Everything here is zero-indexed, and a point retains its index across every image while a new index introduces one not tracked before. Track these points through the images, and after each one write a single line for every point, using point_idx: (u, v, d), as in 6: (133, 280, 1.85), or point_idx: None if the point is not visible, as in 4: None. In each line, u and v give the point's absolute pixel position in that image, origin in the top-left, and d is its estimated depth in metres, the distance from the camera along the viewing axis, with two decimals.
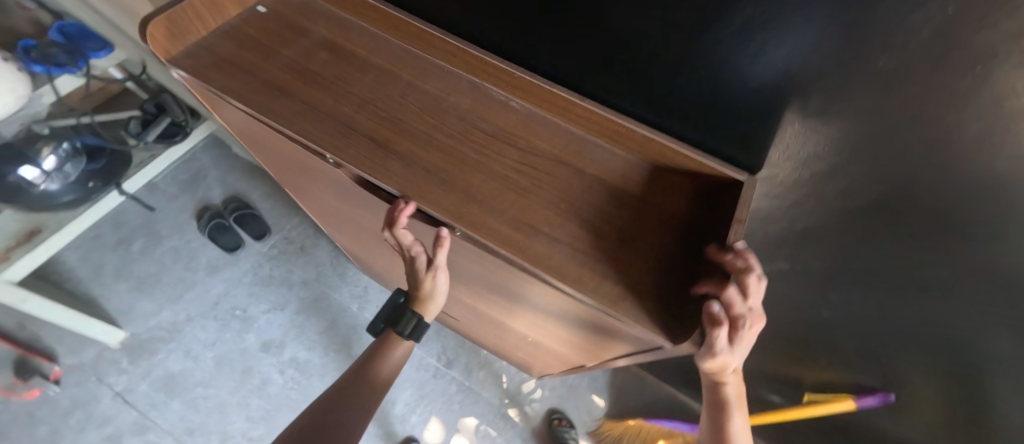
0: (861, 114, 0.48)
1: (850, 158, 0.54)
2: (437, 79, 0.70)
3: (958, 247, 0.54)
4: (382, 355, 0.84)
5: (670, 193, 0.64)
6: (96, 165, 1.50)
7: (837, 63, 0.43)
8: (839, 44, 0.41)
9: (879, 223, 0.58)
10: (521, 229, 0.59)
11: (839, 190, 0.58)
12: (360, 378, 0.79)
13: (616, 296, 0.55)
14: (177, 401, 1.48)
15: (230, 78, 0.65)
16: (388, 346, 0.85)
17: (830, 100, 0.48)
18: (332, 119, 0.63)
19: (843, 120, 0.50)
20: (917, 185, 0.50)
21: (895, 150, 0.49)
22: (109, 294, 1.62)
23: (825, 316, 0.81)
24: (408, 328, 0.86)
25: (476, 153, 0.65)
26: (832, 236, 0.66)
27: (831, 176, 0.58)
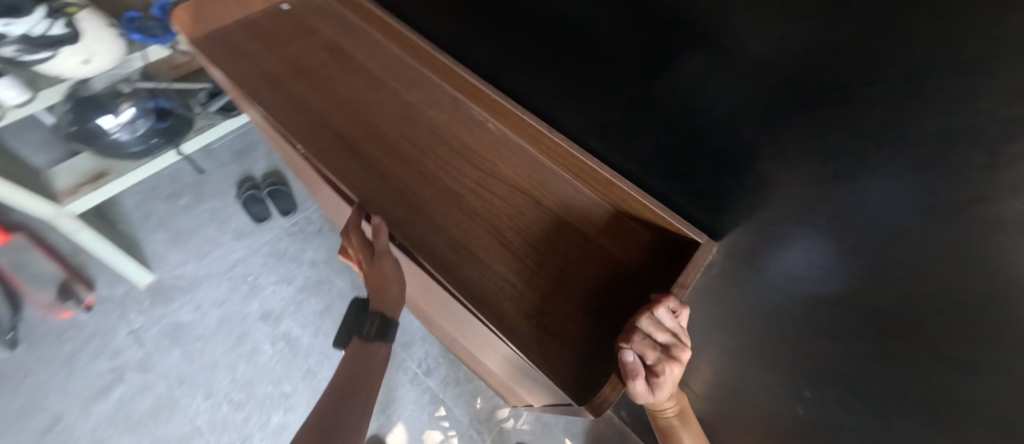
0: (824, 193, 0.43)
1: (818, 242, 0.47)
2: (422, 91, 0.73)
3: (942, 374, 0.44)
4: (362, 366, 0.58)
5: (624, 243, 0.59)
6: (163, 124, 1.63)
7: (773, 137, 0.44)
8: (772, 115, 0.42)
9: (853, 323, 0.50)
10: (456, 250, 0.61)
11: (806, 277, 0.52)
12: (345, 405, 0.53)
13: (530, 330, 0.55)
14: (178, 350, 1.60)
15: (241, 66, 0.76)
16: (367, 359, 0.59)
17: (781, 171, 0.46)
18: (316, 118, 0.71)
19: (797, 196, 0.46)
20: (889, 285, 0.43)
21: (863, 239, 0.43)
22: (149, 240, 1.80)
23: (803, 415, 0.71)
24: (374, 330, 0.60)
25: (436, 167, 0.67)
26: (805, 328, 0.57)
27: (797, 256, 0.51)
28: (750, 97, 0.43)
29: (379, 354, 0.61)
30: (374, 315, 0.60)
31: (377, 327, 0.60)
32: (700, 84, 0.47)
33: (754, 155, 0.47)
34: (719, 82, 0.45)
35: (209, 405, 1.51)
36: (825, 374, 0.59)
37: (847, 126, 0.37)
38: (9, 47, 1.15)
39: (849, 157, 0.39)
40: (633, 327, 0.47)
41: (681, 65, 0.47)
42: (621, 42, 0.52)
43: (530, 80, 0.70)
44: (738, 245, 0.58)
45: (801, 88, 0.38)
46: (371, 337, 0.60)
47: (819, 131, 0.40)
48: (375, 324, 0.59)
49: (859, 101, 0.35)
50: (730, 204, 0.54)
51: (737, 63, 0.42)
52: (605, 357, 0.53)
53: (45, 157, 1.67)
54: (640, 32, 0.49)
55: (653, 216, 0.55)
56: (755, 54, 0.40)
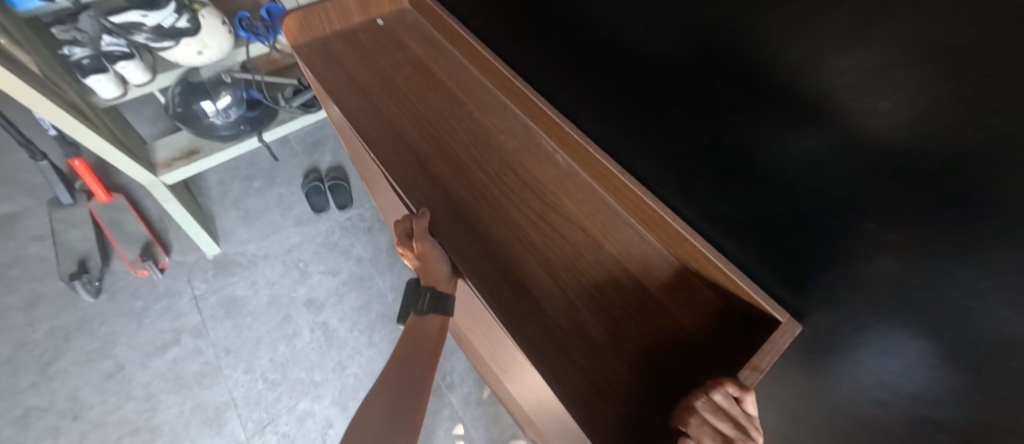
0: (932, 298, 0.38)
1: (905, 348, 0.42)
2: (497, 115, 0.73)
3: None
4: (416, 338, 0.57)
5: (689, 305, 0.55)
6: (253, 113, 1.80)
7: (886, 223, 0.39)
8: (885, 200, 0.38)
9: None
10: (508, 281, 0.59)
11: (877, 381, 0.46)
12: (403, 373, 0.53)
13: (575, 382, 0.51)
14: (229, 322, 1.71)
15: (332, 71, 0.81)
16: (422, 333, 0.57)
17: (890, 260, 0.40)
18: (392, 129, 0.73)
19: (900, 296, 0.41)
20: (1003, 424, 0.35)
21: (981, 365, 0.35)
22: (222, 215, 1.97)
23: None
24: (427, 304, 0.56)
25: (499, 193, 0.66)
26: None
27: (871, 351, 0.46)
28: (860, 174, 0.39)
29: (437, 325, 0.59)
30: (427, 291, 0.57)
31: (431, 301, 0.57)
32: (800, 152, 0.43)
33: (857, 239, 0.42)
34: (823, 156, 0.41)
35: (247, 380, 1.59)
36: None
37: (977, 232, 0.32)
38: (142, 36, 1.32)
39: (975, 263, 0.33)
40: (687, 405, 0.43)
41: (783, 131, 0.44)
42: (713, 97, 0.50)
43: (609, 118, 0.68)
44: (818, 331, 0.51)
45: (927, 178, 0.34)
46: (425, 310, 0.57)
47: (944, 228, 0.35)
48: (429, 298, 0.56)
49: (992, 208, 0.30)
50: (814, 285, 0.49)
51: (851, 137, 0.38)
52: (653, 428, 0.48)
53: (152, 130, 1.89)
54: (740, 91, 0.46)
55: (724, 280, 0.50)
56: (873, 130, 0.36)
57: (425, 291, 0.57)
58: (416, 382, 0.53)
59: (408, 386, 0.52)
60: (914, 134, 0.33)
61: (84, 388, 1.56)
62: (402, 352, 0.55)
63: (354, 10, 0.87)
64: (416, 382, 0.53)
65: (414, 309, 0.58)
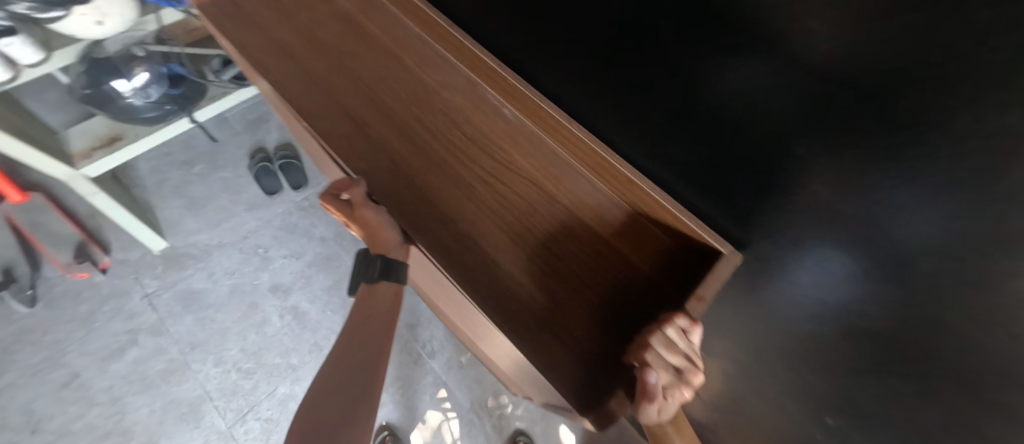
0: (863, 217, 0.40)
1: (835, 263, 0.45)
2: (438, 70, 0.67)
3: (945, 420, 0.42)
4: (368, 307, 0.56)
5: (641, 248, 0.56)
6: (177, 91, 1.61)
7: (822, 146, 0.39)
8: (822, 122, 0.38)
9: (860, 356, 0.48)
10: (465, 244, 0.57)
11: (814, 299, 0.50)
12: (360, 343, 0.53)
13: (534, 335, 0.52)
14: (190, 316, 1.65)
15: (249, 35, 0.74)
16: (376, 302, 0.57)
17: (826, 186, 0.42)
18: (325, 94, 0.68)
19: (836, 217, 0.43)
20: (924, 324, 0.39)
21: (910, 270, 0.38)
22: (163, 206, 1.83)
23: None
24: (377, 271, 0.54)
25: (447, 153, 0.63)
26: (807, 358, 0.56)
27: (810, 273, 0.49)
28: (797, 98, 0.39)
29: (388, 293, 0.58)
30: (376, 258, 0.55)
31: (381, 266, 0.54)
32: (739, 82, 0.42)
33: (796, 165, 0.43)
34: (762, 83, 0.41)
35: (219, 372, 1.55)
36: (831, 410, 0.56)
37: (907, 144, 0.33)
38: (23, 5, 1.14)
39: (909, 181, 0.35)
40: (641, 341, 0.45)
41: (722, 61, 0.43)
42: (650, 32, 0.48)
43: (556, 65, 0.64)
44: (766, 260, 0.54)
45: (860, 93, 0.34)
46: (375, 277, 0.55)
47: (876, 145, 0.35)
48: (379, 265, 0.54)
49: (916, 116, 0.32)
50: (759, 218, 0.51)
51: (788, 60, 0.37)
52: (614, 367, 0.50)
53: (61, 118, 1.68)
54: (675, 22, 0.44)
55: (674, 220, 0.51)
56: (807, 49, 0.36)
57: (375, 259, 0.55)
58: (368, 363, 0.52)
59: (364, 356, 0.52)
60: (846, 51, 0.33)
61: (39, 400, 1.47)
62: (355, 322, 0.54)
63: None
64: (372, 350, 0.53)
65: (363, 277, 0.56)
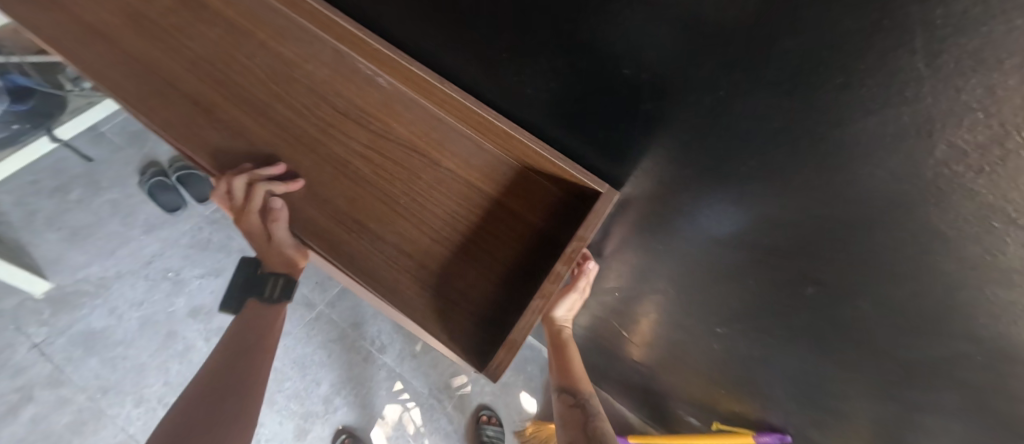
0: (713, 138, 0.41)
1: (700, 185, 0.48)
2: (296, 41, 0.61)
3: (823, 301, 0.47)
4: (256, 323, 0.64)
5: (531, 201, 0.55)
6: (24, 106, 1.39)
7: (658, 62, 0.38)
8: (647, 35, 0.36)
9: (753, 263, 0.51)
10: (344, 223, 0.53)
11: (695, 219, 0.53)
12: (243, 352, 0.61)
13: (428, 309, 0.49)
14: (95, 358, 1.48)
15: (58, 21, 0.62)
16: (264, 319, 0.65)
17: (678, 114, 0.41)
18: (165, 82, 0.59)
19: (694, 136, 0.42)
20: (785, 222, 0.43)
21: (765, 172, 0.40)
22: (40, 242, 1.59)
23: (718, 354, 0.74)
24: (277, 292, 0.66)
25: (319, 132, 0.58)
26: (708, 271, 0.59)
27: (686, 198, 0.52)
28: (619, 15, 0.36)
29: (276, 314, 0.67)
30: (275, 277, 0.65)
31: (280, 286, 0.65)
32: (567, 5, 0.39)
33: (641, 90, 0.42)
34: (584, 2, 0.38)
35: (142, 412, 1.45)
36: (743, 318, 0.61)
37: (728, 40, 0.31)
38: None
39: (754, 90, 0.34)
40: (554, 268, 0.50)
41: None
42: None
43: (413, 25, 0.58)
44: (650, 193, 0.55)
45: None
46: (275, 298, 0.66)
47: (701, 51, 0.34)
48: (279, 286, 0.65)
49: (725, 7, 0.29)
50: (634, 154, 0.51)
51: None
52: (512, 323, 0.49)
53: None
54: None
55: (552, 167, 0.51)
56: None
57: (274, 279, 0.65)
58: (250, 371, 0.60)
59: (244, 364, 0.60)
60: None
61: None
62: (242, 335, 0.62)
63: None
64: (255, 360, 0.61)
65: (258, 296, 0.66)
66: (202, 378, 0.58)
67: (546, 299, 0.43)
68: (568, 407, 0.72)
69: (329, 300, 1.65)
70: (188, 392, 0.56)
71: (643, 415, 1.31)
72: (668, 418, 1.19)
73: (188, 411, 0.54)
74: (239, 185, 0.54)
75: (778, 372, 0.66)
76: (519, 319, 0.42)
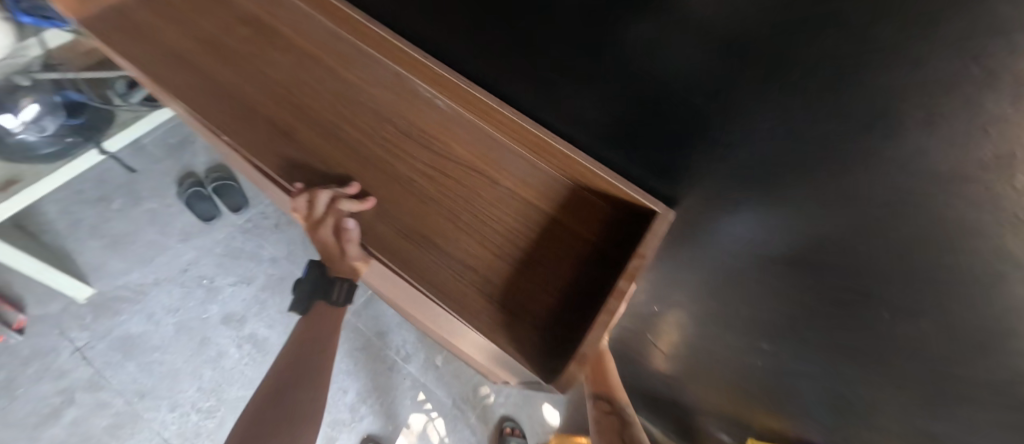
0: (773, 159, 0.43)
1: (750, 204, 0.50)
2: (359, 66, 0.65)
3: (866, 323, 0.48)
4: (322, 322, 0.77)
5: (585, 218, 0.58)
6: (77, 120, 1.47)
7: (735, 86, 0.40)
8: (728, 60, 0.38)
9: (799, 281, 0.52)
10: (411, 238, 0.56)
11: (742, 237, 0.55)
12: (313, 341, 0.73)
13: (494, 322, 0.51)
14: (133, 363, 1.53)
15: (143, 47, 0.67)
16: (327, 319, 0.77)
17: (740, 138, 0.44)
18: (242, 104, 0.63)
19: (758, 157, 0.44)
20: (836, 243, 0.44)
21: (822, 192, 0.41)
22: (83, 250, 1.66)
23: (758, 371, 0.74)
24: (343, 296, 0.75)
25: (384, 151, 0.61)
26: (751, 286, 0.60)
27: (734, 217, 0.53)
28: (698, 43, 0.39)
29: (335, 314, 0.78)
30: (343, 282, 0.74)
31: (346, 291, 0.74)
32: (646, 31, 0.42)
33: (710, 113, 0.44)
34: (664, 28, 0.40)
35: (176, 417, 1.48)
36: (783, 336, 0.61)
37: (815, 68, 0.33)
38: None
39: (825, 120, 0.36)
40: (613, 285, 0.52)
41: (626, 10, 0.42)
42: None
43: (474, 51, 0.62)
44: (701, 212, 0.56)
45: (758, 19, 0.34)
46: (341, 300, 0.75)
47: (783, 77, 0.36)
48: (344, 292, 0.74)
49: (811, 39, 0.32)
50: (685, 174, 0.53)
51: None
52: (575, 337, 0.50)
53: None
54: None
55: (608, 187, 0.54)
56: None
57: (340, 284, 0.74)
58: (317, 357, 0.71)
59: (315, 348, 0.72)
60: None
61: None
62: (311, 327, 0.75)
63: None
64: (321, 348, 0.73)
65: (327, 300, 0.75)
66: (282, 360, 0.70)
67: (612, 315, 0.45)
68: (603, 412, 0.76)
69: (356, 308, 1.68)
70: (271, 372, 0.68)
71: (668, 428, 1.31)
72: (696, 433, 1.19)
73: (271, 384, 0.65)
74: (323, 199, 0.56)
75: (819, 389, 0.66)
76: (587, 335, 0.44)
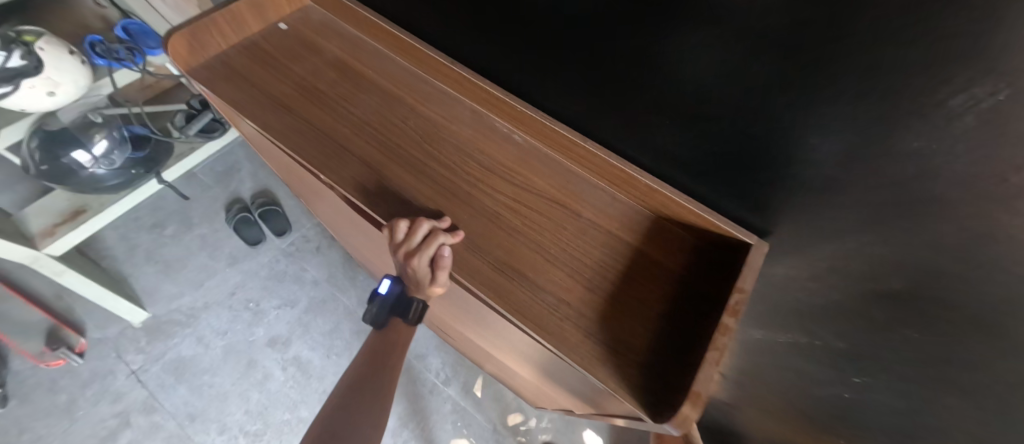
0: (880, 204, 0.42)
1: (844, 243, 0.49)
2: (441, 106, 0.70)
3: (961, 383, 0.45)
4: (388, 341, 0.78)
5: (669, 248, 0.58)
6: (141, 153, 1.55)
7: (834, 134, 0.40)
8: (827, 109, 0.39)
9: (892, 327, 0.50)
10: (503, 270, 0.57)
11: (832, 275, 0.53)
12: (378, 357, 0.75)
13: (596, 356, 0.50)
14: (184, 386, 1.57)
15: (239, 91, 0.71)
16: (389, 340, 0.78)
17: (839, 180, 0.44)
18: (333, 142, 0.67)
19: (867, 200, 0.43)
20: (936, 297, 0.42)
21: (927, 237, 0.40)
22: (139, 274, 1.73)
23: (835, 414, 0.71)
24: (416, 316, 0.76)
25: (469, 185, 0.64)
26: (833, 325, 0.58)
27: (826, 255, 0.52)
28: (794, 94, 0.40)
29: (399, 333, 0.80)
30: (416, 302, 0.75)
31: (418, 312, 0.76)
32: (736, 80, 0.44)
33: (807, 156, 0.44)
34: (758, 79, 0.42)
35: (224, 440, 1.50)
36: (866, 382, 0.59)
37: (927, 125, 0.34)
38: None
39: (938, 172, 0.35)
40: (710, 320, 0.52)
41: (717, 62, 0.44)
42: (637, 38, 0.48)
43: (550, 91, 0.65)
44: (787, 244, 0.56)
45: (860, 77, 0.35)
46: (413, 320, 0.77)
47: (886, 129, 0.36)
48: (418, 312, 0.75)
49: (919, 94, 0.33)
50: (772, 209, 0.53)
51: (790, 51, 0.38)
52: (679, 376, 0.48)
53: (8, 197, 1.54)
54: (660, 26, 0.45)
55: (697, 218, 0.55)
56: (798, 38, 0.36)
57: (415, 304, 0.75)
58: (380, 375, 0.73)
59: (377, 362, 0.74)
60: (832, 35, 0.34)
61: None
62: (378, 344, 0.77)
63: (247, 17, 0.75)
64: (384, 366, 0.74)
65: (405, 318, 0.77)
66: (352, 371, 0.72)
67: (720, 351, 0.45)
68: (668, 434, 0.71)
69: None
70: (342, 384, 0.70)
71: None
72: None
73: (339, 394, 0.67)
74: (423, 228, 0.56)
75: None
76: (699, 371, 0.44)
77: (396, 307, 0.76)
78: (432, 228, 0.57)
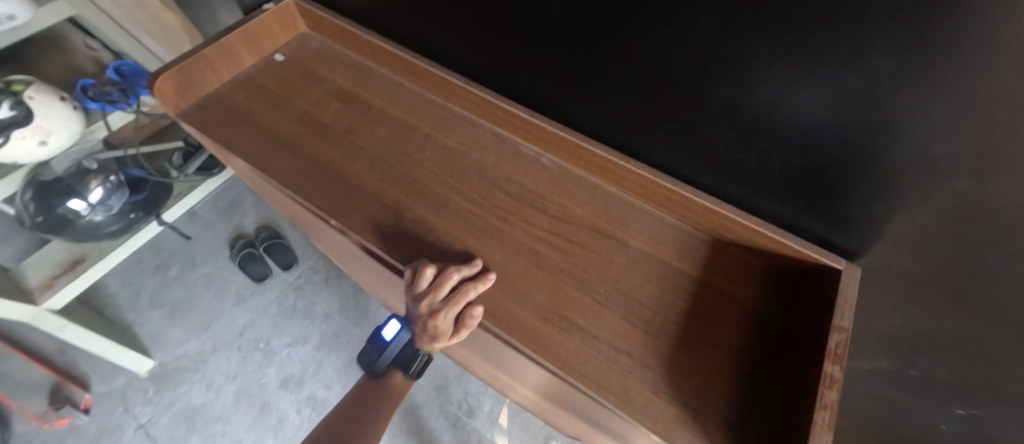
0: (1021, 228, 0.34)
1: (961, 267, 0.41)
2: (459, 132, 0.64)
3: None
4: (384, 393, 0.68)
5: (736, 276, 0.51)
6: (140, 196, 1.49)
7: (962, 143, 0.33)
8: (962, 113, 0.32)
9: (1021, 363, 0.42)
10: (550, 320, 0.49)
11: (942, 300, 0.45)
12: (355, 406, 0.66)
13: (673, 420, 0.42)
14: (196, 436, 1.48)
15: (236, 132, 0.65)
16: (389, 393, 0.68)
17: (963, 197, 0.36)
18: (343, 181, 0.60)
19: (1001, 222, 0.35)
20: None
21: None
22: (143, 320, 1.66)
23: None
24: (418, 369, 0.69)
25: (500, 220, 0.56)
26: (936, 355, 0.50)
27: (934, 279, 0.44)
28: (907, 98, 0.33)
29: (399, 387, 0.70)
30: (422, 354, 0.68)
31: (421, 366, 0.69)
32: (833, 78, 0.36)
33: (926, 164, 0.37)
34: (856, 82, 0.35)
35: None
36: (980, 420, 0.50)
37: None
38: None
39: None
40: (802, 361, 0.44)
41: (801, 65, 0.37)
42: (697, 41, 0.41)
43: (583, 108, 0.59)
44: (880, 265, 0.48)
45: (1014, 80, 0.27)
46: (414, 374, 0.69)
47: None
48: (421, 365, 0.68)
49: None
50: (863, 223, 0.46)
51: (918, 43, 0.30)
52: (776, 442, 0.40)
53: (7, 252, 1.49)
54: (724, 29, 0.38)
55: (770, 243, 0.48)
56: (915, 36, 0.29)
57: (420, 356, 0.68)
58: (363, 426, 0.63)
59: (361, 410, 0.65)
60: (983, 29, 0.27)
61: None
62: (366, 392, 0.68)
63: (240, 49, 0.69)
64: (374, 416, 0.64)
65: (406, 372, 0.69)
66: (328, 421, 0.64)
67: (831, 410, 0.37)
68: None
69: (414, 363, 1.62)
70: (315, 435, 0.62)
71: None
72: None
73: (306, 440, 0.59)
74: (452, 280, 0.49)
75: None
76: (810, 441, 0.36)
77: (400, 358, 0.68)
78: (461, 281, 0.50)
